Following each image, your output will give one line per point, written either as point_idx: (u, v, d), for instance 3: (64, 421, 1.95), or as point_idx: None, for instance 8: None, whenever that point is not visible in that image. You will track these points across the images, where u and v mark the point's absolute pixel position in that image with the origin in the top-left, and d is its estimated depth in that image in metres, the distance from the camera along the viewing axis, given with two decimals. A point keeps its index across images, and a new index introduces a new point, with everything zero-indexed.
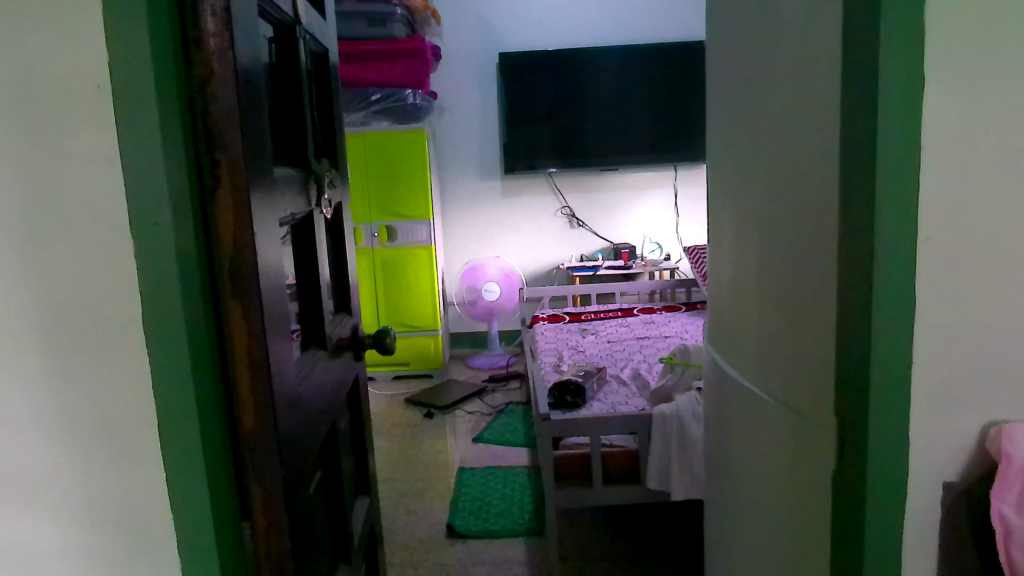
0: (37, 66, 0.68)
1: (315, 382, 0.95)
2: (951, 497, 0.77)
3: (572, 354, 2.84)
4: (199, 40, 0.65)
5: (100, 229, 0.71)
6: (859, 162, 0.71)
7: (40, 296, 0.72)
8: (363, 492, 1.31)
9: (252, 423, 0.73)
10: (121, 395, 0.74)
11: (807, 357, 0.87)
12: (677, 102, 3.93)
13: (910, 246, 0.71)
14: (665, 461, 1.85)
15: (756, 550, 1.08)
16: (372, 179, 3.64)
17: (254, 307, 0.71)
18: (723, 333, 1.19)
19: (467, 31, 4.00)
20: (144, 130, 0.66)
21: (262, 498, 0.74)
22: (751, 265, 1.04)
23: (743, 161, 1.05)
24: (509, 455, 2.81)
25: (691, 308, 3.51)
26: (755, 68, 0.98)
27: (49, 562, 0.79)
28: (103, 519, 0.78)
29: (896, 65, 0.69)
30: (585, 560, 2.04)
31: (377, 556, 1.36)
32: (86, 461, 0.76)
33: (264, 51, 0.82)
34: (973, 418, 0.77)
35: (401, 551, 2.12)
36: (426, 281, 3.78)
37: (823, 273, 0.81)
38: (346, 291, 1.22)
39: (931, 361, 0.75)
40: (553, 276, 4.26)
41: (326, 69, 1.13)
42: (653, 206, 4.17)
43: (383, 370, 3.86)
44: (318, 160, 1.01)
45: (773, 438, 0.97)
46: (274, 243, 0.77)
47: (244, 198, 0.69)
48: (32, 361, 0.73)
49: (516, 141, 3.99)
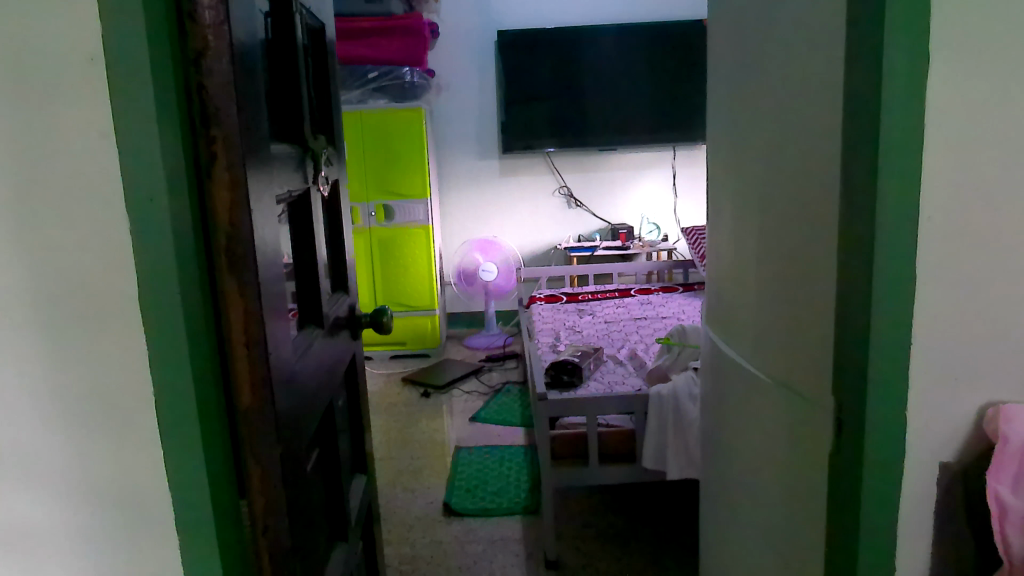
0: (30, 39, 0.67)
1: (312, 361, 0.95)
2: (946, 477, 0.77)
3: (569, 334, 2.85)
4: (194, 13, 0.64)
5: (96, 205, 0.70)
6: (860, 140, 0.71)
7: (34, 270, 0.72)
8: (359, 470, 1.31)
9: (248, 400, 0.72)
10: (116, 371, 0.74)
11: (806, 335, 0.87)
12: (677, 81, 3.91)
13: (911, 228, 0.71)
14: (661, 441, 1.85)
15: (753, 533, 1.08)
16: (368, 157, 3.62)
17: (251, 285, 0.70)
18: (723, 314, 1.18)
19: (465, 7, 3.95)
20: (140, 105, 0.65)
21: (259, 475, 0.74)
22: (751, 243, 1.03)
23: (743, 140, 1.04)
24: (505, 434, 2.82)
25: (688, 289, 3.52)
26: (757, 47, 0.97)
27: (44, 540, 0.79)
28: (98, 496, 0.78)
29: (899, 44, 0.68)
30: (580, 539, 2.05)
31: (374, 535, 1.37)
32: (81, 438, 0.76)
33: (260, 25, 0.80)
34: (970, 398, 0.77)
35: (398, 528, 2.14)
36: (424, 260, 3.77)
37: (823, 253, 0.81)
38: (343, 270, 1.21)
39: (928, 341, 0.75)
40: (552, 255, 4.25)
41: (323, 44, 1.12)
42: (652, 187, 4.16)
43: (381, 349, 3.87)
44: (314, 137, 1.00)
45: (772, 419, 0.97)
46: (269, 219, 0.76)
47: (240, 173, 0.67)
48: (27, 336, 0.73)
49: (515, 120, 3.98)
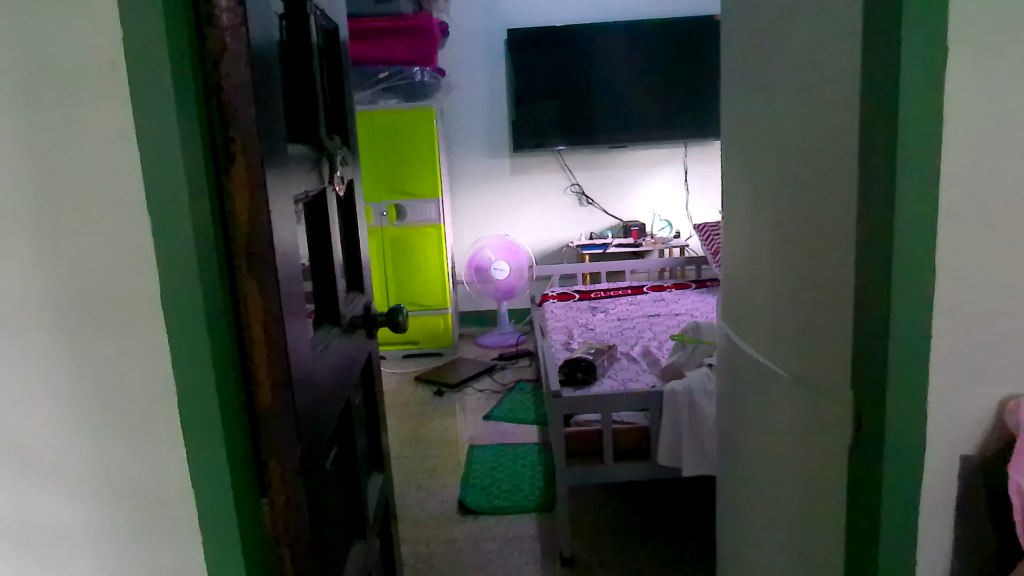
0: (51, 45, 0.68)
1: (329, 361, 0.96)
2: (967, 470, 0.77)
3: (583, 331, 2.85)
4: (211, 15, 0.65)
5: (116, 205, 0.71)
6: (878, 136, 0.71)
7: (56, 270, 0.72)
8: (376, 468, 1.32)
9: (268, 399, 0.73)
10: (139, 370, 0.75)
11: (822, 327, 0.87)
12: (688, 77, 3.89)
13: (931, 221, 0.71)
14: (675, 438, 1.85)
15: (769, 526, 1.09)
16: (379, 157, 3.63)
17: (268, 282, 0.71)
18: (736, 308, 1.18)
19: (474, 6, 3.96)
20: (159, 107, 0.66)
21: (278, 471, 0.75)
22: (767, 237, 1.03)
23: (759, 136, 1.04)
24: (519, 432, 2.83)
25: (700, 285, 3.52)
26: (771, 43, 0.97)
27: (68, 538, 0.80)
28: (119, 494, 0.79)
29: (917, 40, 0.67)
30: (595, 537, 2.05)
31: (390, 533, 1.37)
32: (103, 436, 0.77)
33: (275, 28, 0.80)
34: (991, 391, 0.77)
35: (413, 527, 2.15)
36: (435, 259, 3.78)
37: (840, 248, 0.81)
38: (358, 268, 1.22)
39: (950, 336, 0.74)
40: (564, 253, 4.24)
41: (337, 44, 1.12)
42: (663, 184, 4.15)
43: (394, 348, 3.88)
44: (330, 138, 1.01)
45: (788, 411, 0.98)
46: (288, 220, 0.78)
47: (258, 173, 0.69)
48: (48, 335, 0.74)
49: (525, 118, 3.98)
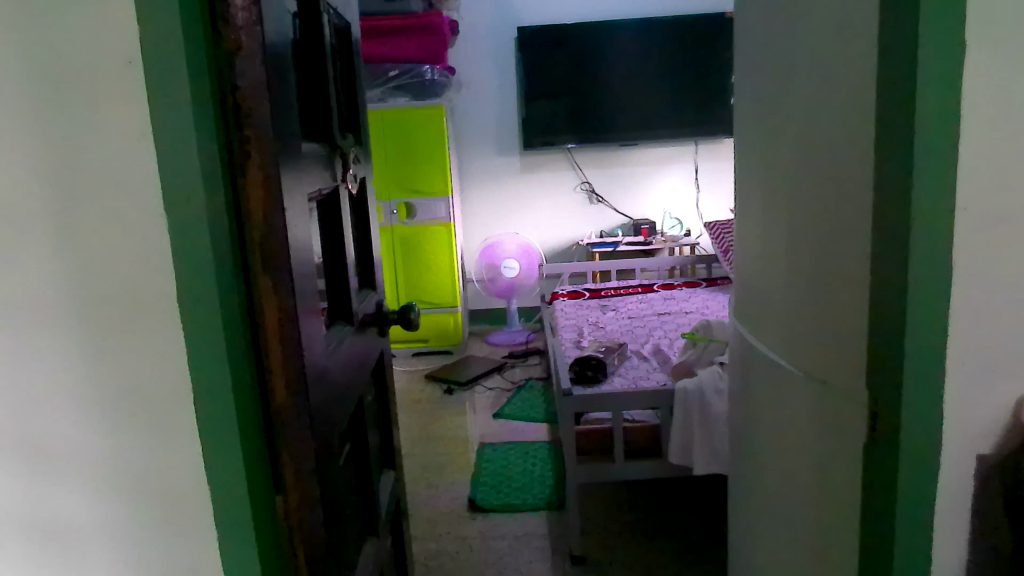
0: (70, 44, 0.69)
1: (342, 358, 0.96)
2: (984, 468, 0.77)
3: (593, 329, 2.85)
4: (226, 14, 0.65)
5: (133, 203, 0.71)
6: (894, 133, 0.70)
7: (73, 267, 0.73)
8: (388, 465, 1.32)
9: (283, 396, 0.73)
10: (156, 367, 0.75)
11: (836, 324, 0.87)
12: (698, 75, 3.88)
13: (948, 218, 0.70)
14: (687, 436, 1.85)
15: (782, 523, 1.09)
16: (389, 155, 3.64)
17: (283, 280, 0.71)
18: (749, 306, 1.18)
19: (485, 4, 3.95)
20: (177, 106, 0.66)
21: (293, 468, 0.75)
22: (781, 234, 1.02)
23: (773, 133, 1.04)
24: (529, 430, 2.83)
25: (711, 283, 3.51)
26: (786, 40, 0.97)
27: (85, 534, 0.80)
28: (136, 490, 0.79)
29: (935, 36, 0.67)
30: (605, 535, 2.05)
31: (402, 529, 1.38)
32: (120, 432, 0.77)
33: (289, 26, 0.81)
34: (1008, 389, 0.76)
35: (423, 524, 2.15)
36: (445, 257, 3.78)
37: (856, 246, 0.80)
38: (371, 265, 1.22)
39: (967, 334, 0.74)
40: (573, 251, 4.24)
41: (349, 43, 1.12)
42: (673, 182, 4.14)
43: (404, 346, 3.89)
44: (343, 136, 1.02)
45: (801, 408, 0.98)
46: (302, 217, 0.78)
47: (273, 172, 0.69)
48: (66, 333, 0.75)
49: (535, 116, 3.98)
